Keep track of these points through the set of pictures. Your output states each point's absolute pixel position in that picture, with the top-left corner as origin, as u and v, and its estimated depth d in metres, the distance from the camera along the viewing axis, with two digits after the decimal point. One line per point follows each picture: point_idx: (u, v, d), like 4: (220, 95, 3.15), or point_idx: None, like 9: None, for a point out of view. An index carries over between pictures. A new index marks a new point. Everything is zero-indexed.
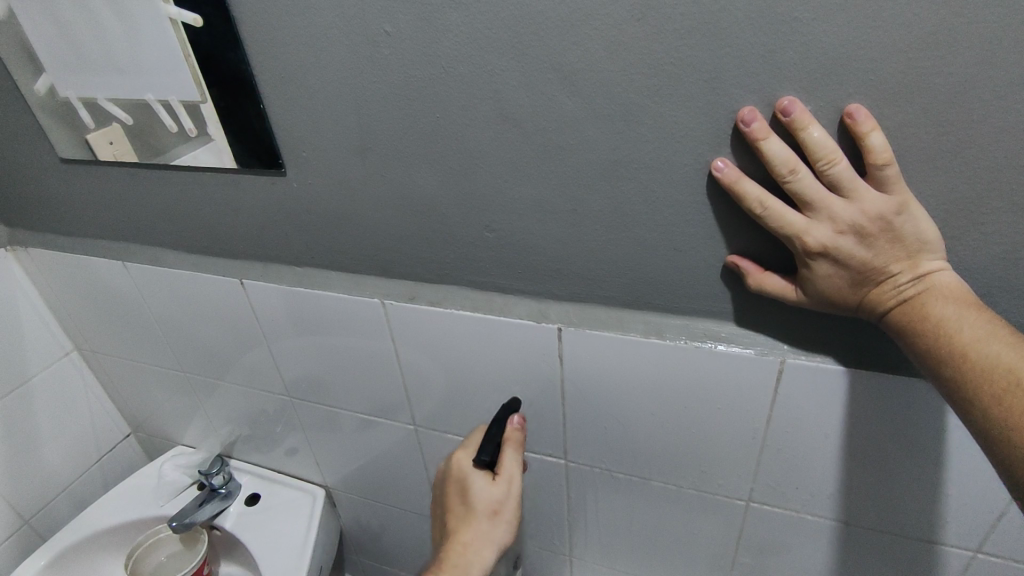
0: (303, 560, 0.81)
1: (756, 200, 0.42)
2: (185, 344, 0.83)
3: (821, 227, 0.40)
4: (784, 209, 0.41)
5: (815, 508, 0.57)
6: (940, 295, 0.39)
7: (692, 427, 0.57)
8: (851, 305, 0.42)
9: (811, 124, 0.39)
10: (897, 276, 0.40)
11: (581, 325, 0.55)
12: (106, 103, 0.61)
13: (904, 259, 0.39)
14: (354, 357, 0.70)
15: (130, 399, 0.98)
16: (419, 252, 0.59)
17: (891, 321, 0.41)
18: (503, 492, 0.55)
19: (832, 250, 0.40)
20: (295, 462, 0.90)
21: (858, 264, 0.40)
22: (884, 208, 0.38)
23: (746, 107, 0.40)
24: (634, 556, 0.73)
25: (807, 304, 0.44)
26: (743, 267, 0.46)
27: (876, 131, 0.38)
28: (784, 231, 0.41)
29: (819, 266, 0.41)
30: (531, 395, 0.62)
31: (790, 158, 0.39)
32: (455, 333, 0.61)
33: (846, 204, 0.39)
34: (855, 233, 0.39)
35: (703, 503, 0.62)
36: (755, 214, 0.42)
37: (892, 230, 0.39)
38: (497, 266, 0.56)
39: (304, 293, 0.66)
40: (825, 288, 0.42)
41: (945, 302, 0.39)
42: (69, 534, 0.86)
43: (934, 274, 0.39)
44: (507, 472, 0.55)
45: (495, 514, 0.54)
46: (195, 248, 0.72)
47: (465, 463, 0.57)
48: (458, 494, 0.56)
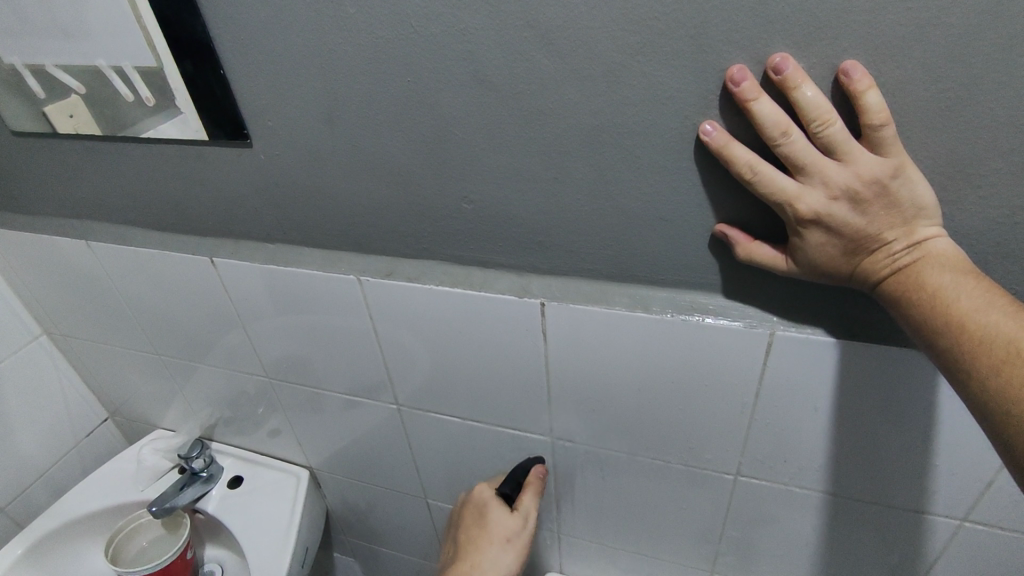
0: (287, 542, 0.80)
1: (746, 165, 0.39)
2: (159, 327, 0.80)
3: (814, 192, 0.38)
4: (776, 174, 0.39)
5: (803, 480, 0.57)
6: (936, 263, 0.37)
7: (680, 402, 0.55)
8: (843, 275, 0.41)
9: (804, 82, 0.36)
10: (892, 244, 0.38)
11: (565, 300, 0.53)
12: (56, 71, 0.57)
13: (899, 226, 0.38)
14: (334, 337, 0.67)
15: (105, 383, 0.95)
16: (396, 225, 0.56)
17: (885, 290, 0.40)
18: (518, 524, 0.61)
19: (824, 217, 0.38)
20: (278, 444, 0.89)
21: (852, 231, 0.38)
22: (880, 171, 0.36)
23: (735, 65, 0.38)
24: (621, 532, 0.73)
25: (798, 274, 0.43)
26: (731, 236, 0.44)
27: (872, 89, 0.36)
28: (775, 198, 0.39)
29: (812, 234, 0.40)
30: (516, 371, 0.60)
31: (782, 120, 0.37)
32: (435, 309, 0.58)
33: (841, 168, 0.37)
34: (849, 199, 0.37)
35: (691, 478, 0.62)
36: (744, 179, 0.40)
37: (888, 195, 0.37)
38: (477, 239, 0.54)
39: (278, 271, 0.63)
40: (817, 257, 0.41)
41: (941, 270, 0.37)
42: (47, 520, 0.85)
43: (931, 242, 0.38)
44: (524, 508, 0.62)
45: (507, 541, 0.60)
46: (163, 227, 0.69)
47: (488, 493, 0.64)
48: (475, 518, 0.63)
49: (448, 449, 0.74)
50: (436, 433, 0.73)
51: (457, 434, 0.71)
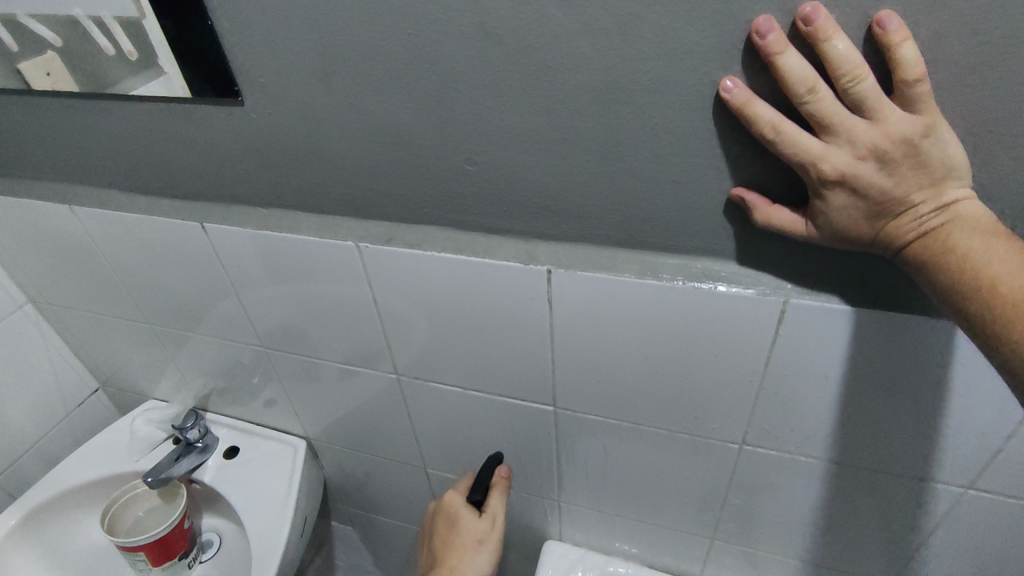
0: (286, 511, 0.80)
1: (769, 124, 0.37)
2: (149, 296, 0.78)
3: (839, 152, 0.36)
4: (802, 134, 0.37)
5: (809, 449, 0.56)
6: (965, 227, 0.36)
7: (687, 371, 0.55)
8: (866, 240, 0.39)
9: (837, 34, 0.34)
10: (919, 206, 0.37)
11: (573, 267, 0.52)
12: (29, 21, 0.54)
13: (927, 188, 0.36)
14: (330, 306, 0.66)
15: (94, 353, 0.93)
16: (395, 188, 0.54)
17: (910, 255, 0.38)
18: (488, 526, 0.67)
19: (851, 179, 0.37)
20: (274, 413, 0.87)
21: (879, 193, 0.37)
22: (911, 129, 0.35)
23: (761, 16, 0.36)
24: (623, 500, 0.73)
25: (817, 239, 0.41)
26: (748, 200, 0.43)
27: (908, 42, 0.34)
28: (799, 158, 0.37)
29: (835, 196, 0.38)
30: (519, 341, 0.59)
31: (810, 75, 0.35)
32: (437, 276, 0.57)
33: (870, 126, 0.35)
34: (877, 159, 0.36)
35: (696, 447, 0.61)
36: (766, 139, 0.38)
37: (917, 154, 0.35)
38: (482, 203, 0.52)
39: (271, 237, 0.61)
40: (839, 221, 0.39)
41: (970, 234, 0.36)
42: (40, 491, 0.83)
43: (960, 204, 0.36)
44: (493, 509, 0.68)
45: (481, 544, 0.66)
46: (150, 191, 0.66)
47: (457, 500, 0.69)
48: (448, 525, 0.69)
49: (448, 419, 0.73)
50: (436, 403, 0.72)
51: (458, 403, 0.70)
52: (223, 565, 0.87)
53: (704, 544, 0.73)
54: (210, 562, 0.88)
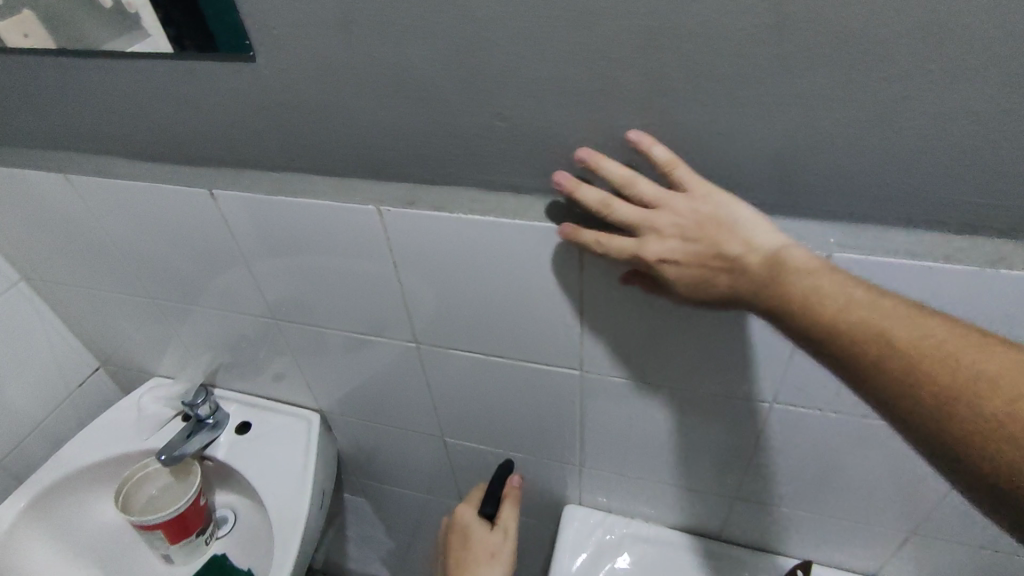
0: (304, 485, 0.79)
1: (610, 214, 0.45)
2: (152, 270, 0.75)
3: (655, 240, 0.44)
4: (626, 211, 0.45)
5: (839, 405, 0.56)
6: (786, 273, 0.41)
7: (721, 331, 0.54)
8: (721, 304, 0.44)
9: (653, 144, 0.43)
10: (740, 258, 0.42)
11: (606, 225, 0.50)
12: None
13: (738, 244, 0.42)
14: (347, 275, 0.64)
15: (94, 331, 0.90)
16: (418, 147, 0.51)
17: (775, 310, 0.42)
18: (500, 539, 0.73)
19: (667, 257, 0.44)
20: (285, 387, 0.86)
21: (699, 258, 0.43)
22: (692, 205, 0.43)
23: (584, 145, 0.46)
24: (646, 463, 0.73)
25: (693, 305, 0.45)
26: None
27: (655, 143, 0.43)
28: (630, 252, 0.45)
29: (669, 271, 0.44)
30: (546, 304, 0.58)
31: (621, 172, 0.44)
32: (462, 240, 0.55)
33: (665, 212, 0.43)
34: (678, 235, 0.43)
35: (724, 407, 0.61)
36: (603, 216, 0.46)
37: (711, 221, 0.42)
38: (510, 160, 0.49)
39: (285, 203, 0.58)
40: (690, 291, 0.45)
41: (805, 280, 0.40)
42: (47, 473, 0.81)
43: (776, 253, 0.41)
44: (504, 523, 0.74)
45: (493, 555, 0.71)
46: (153, 157, 0.63)
47: (469, 516, 0.76)
48: (461, 538, 0.75)
49: (468, 386, 0.72)
50: (456, 371, 0.71)
51: (479, 370, 0.69)
52: (239, 540, 0.86)
53: (726, 502, 0.74)
54: (226, 538, 0.87)
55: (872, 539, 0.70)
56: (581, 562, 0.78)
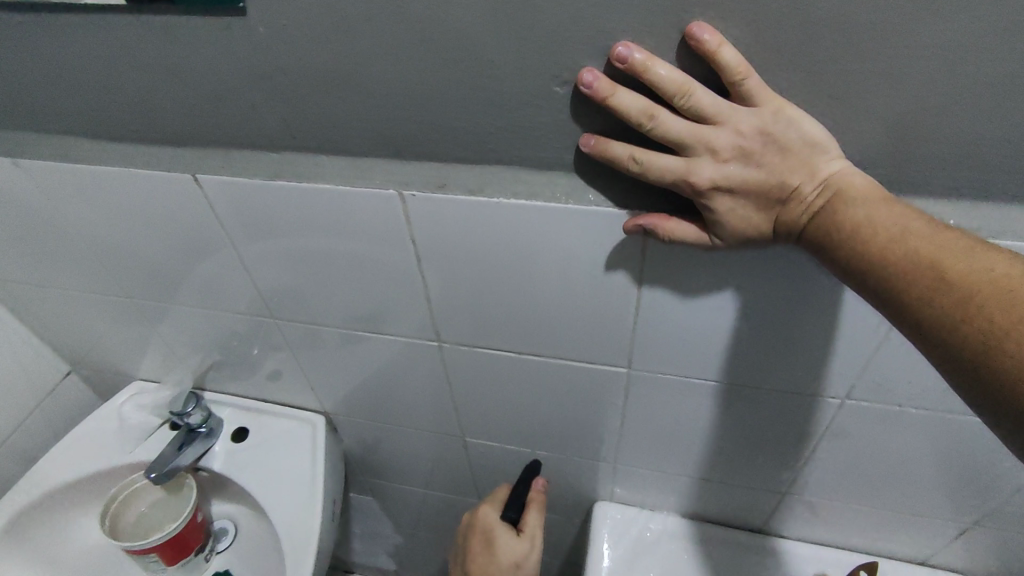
0: (314, 495, 0.72)
1: (655, 129, 0.35)
2: (128, 266, 0.66)
3: (708, 162, 0.36)
4: (676, 123, 0.35)
5: (921, 401, 0.51)
6: (851, 198, 0.35)
7: (799, 325, 0.47)
8: (767, 235, 0.39)
9: (723, 45, 0.33)
10: (800, 187, 0.36)
11: (677, 211, 0.42)
12: None
13: (800, 168, 0.35)
14: (360, 268, 0.55)
15: (62, 333, 0.81)
16: (451, 120, 0.43)
17: (827, 239, 0.36)
18: (526, 546, 0.64)
19: (721, 183, 0.36)
20: (285, 388, 0.78)
21: (756, 188, 0.36)
22: (760, 120, 0.34)
23: (622, 42, 0.35)
24: (689, 462, 0.67)
25: (730, 240, 0.40)
26: (645, 223, 0.41)
27: (725, 45, 0.33)
28: (672, 175, 0.37)
29: (718, 201, 0.37)
30: (595, 300, 0.50)
31: (680, 78, 0.34)
32: (499, 230, 0.47)
33: (724, 130, 0.34)
34: (739, 157, 0.35)
35: (788, 403, 0.55)
36: (644, 129, 0.36)
37: (775, 141, 0.35)
38: (565, 135, 0.41)
39: (288, 188, 0.50)
40: (737, 222, 0.38)
41: (863, 205, 0.35)
42: (19, 495, 0.72)
43: (837, 175, 0.35)
44: (531, 529, 0.65)
45: (518, 565, 0.62)
46: (123, 136, 0.53)
47: (492, 517, 0.66)
48: (481, 542, 0.65)
49: (494, 385, 0.65)
50: (481, 370, 0.64)
51: (509, 369, 0.62)
52: (242, 555, 0.79)
53: (775, 500, 0.68)
54: (227, 552, 0.80)
55: (932, 533, 0.66)
56: (610, 550, 0.74)
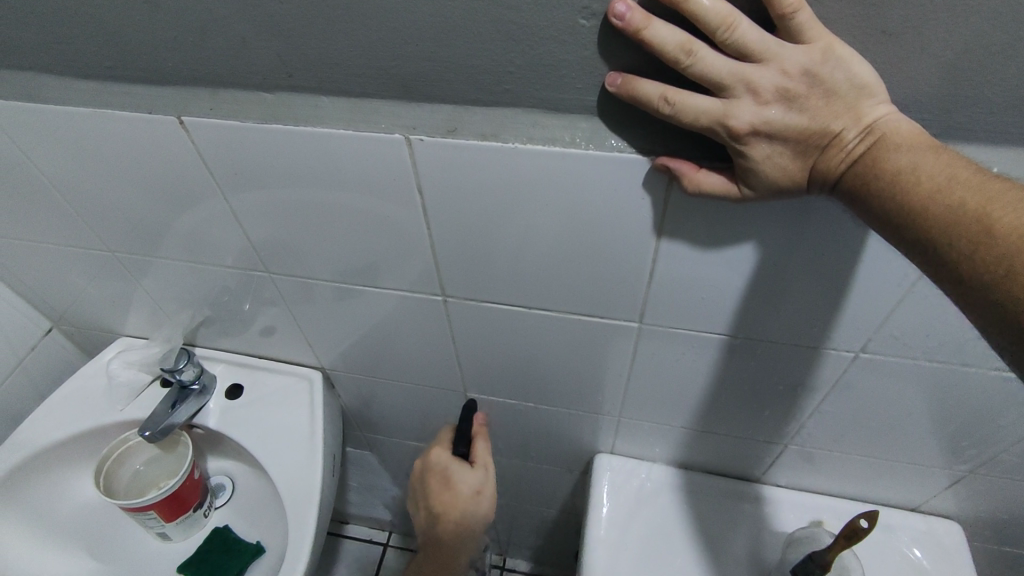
0: (314, 449, 0.72)
1: (693, 67, 0.33)
2: (108, 217, 0.62)
3: (748, 105, 0.32)
4: (716, 60, 0.32)
5: (937, 354, 0.50)
6: (897, 146, 0.32)
7: (821, 279, 0.46)
8: (802, 188, 0.36)
9: None
10: (843, 133, 0.33)
11: (704, 157, 0.40)
12: None
13: (844, 113, 0.32)
14: (361, 219, 0.52)
15: (41, 288, 0.77)
16: (465, 57, 0.39)
17: (868, 193, 0.33)
18: (482, 475, 0.66)
19: (760, 128, 0.33)
20: (280, 345, 0.76)
21: (797, 134, 0.33)
22: (807, 59, 0.31)
23: None
24: (694, 416, 0.67)
25: (761, 193, 0.37)
26: (673, 167, 0.39)
27: None
28: (706, 119, 0.34)
29: (754, 149, 0.34)
30: (611, 253, 0.48)
31: (725, 8, 0.31)
32: (514, 178, 0.44)
33: (768, 69, 0.32)
34: (780, 99, 0.32)
35: (802, 359, 0.54)
36: (680, 66, 0.33)
37: (820, 83, 0.32)
38: (589, 74, 0.38)
39: (284, 134, 0.46)
40: (771, 173, 0.35)
41: (911, 155, 0.32)
42: (8, 454, 0.70)
43: (884, 121, 0.32)
44: (483, 459, 0.68)
45: (478, 492, 0.66)
46: (96, 73, 0.49)
47: (444, 457, 0.67)
48: (441, 481, 0.66)
49: (499, 340, 0.64)
50: (487, 324, 0.62)
51: (516, 324, 0.60)
52: (241, 509, 0.79)
53: (776, 453, 0.69)
54: (226, 507, 0.80)
55: (929, 483, 0.67)
56: (610, 496, 0.74)
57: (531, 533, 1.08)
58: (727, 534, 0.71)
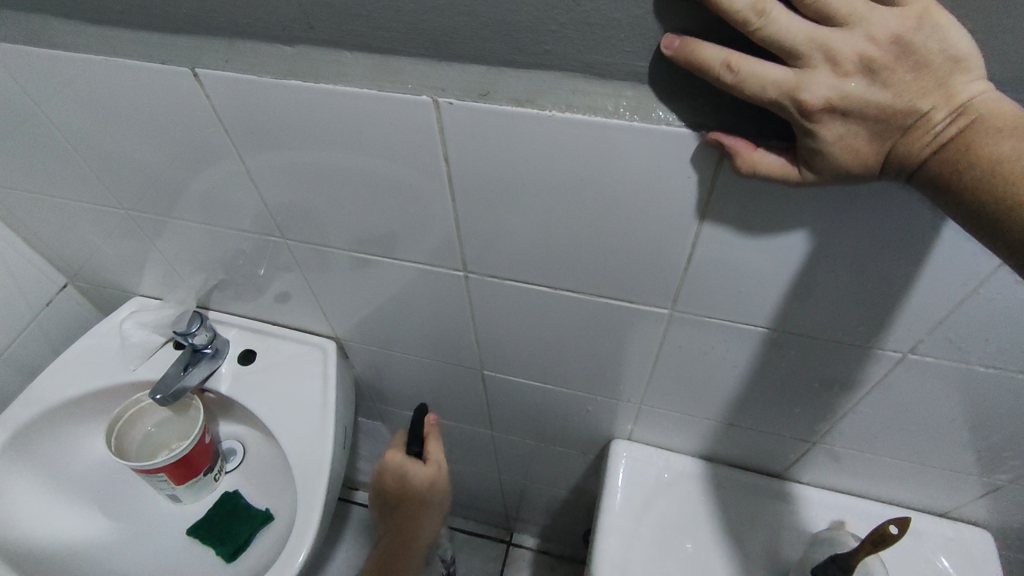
0: (326, 420, 0.70)
1: (764, 31, 0.29)
2: (121, 173, 0.59)
3: (825, 76, 0.29)
4: (791, 22, 0.28)
5: (993, 358, 0.47)
6: (993, 130, 0.29)
7: (876, 273, 0.42)
8: (875, 173, 0.32)
9: None
10: (931, 113, 0.29)
11: (764, 133, 0.36)
12: None
13: (935, 90, 0.29)
14: (382, 188, 0.50)
15: (55, 243, 0.75)
16: (503, 11, 0.36)
17: (956, 183, 0.30)
18: (434, 470, 0.74)
19: (836, 104, 0.29)
20: (295, 313, 0.74)
21: (878, 112, 0.29)
22: (899, 24, 0.27)
23: None
24: (718, 407, 0.64)
25: (823, 178, 0.33)
26: (727, 145, 0.35)
27: None
28: (773, 92, 0.30)
29: (826, 129, 0.30)
30: (648, 235, 0.45)
31: None
32: (548, 150, 0.41)
33: (850, 35, 0.28)
34: (864, 71, 0.28)
35: (843, 356, 0.51)
36: (748, 28, 0.29)
37: (911, 54, 0.28)
38: (642, 35, 0.35)
39: (305, 91, 0.43)
40: (842, 155, 0.31)
41: (1009, 143, 0.28)
42: (22, 409, 0.70)
43: (979, 101, 0.29)
44: (435, 457, 0.74)
45: (432, 483, 0.74)
46: (108, 17, 0.46)
47: (399, 458, 0.74)
48: (398, 477, 0.74)
49: (520, 321, 0.61)
50: (509, 304, 0.59)
51: (538, 305, 0.58)
52: (251, 475, 0.79)
53: (803, 450, 0.66)
54: (236, 472, 0.79)
55: (963, 489, 0.64)
56: (624, 482, 0.72)
57: (539, 511, 1.07)
58: (744, 528, 0.69)
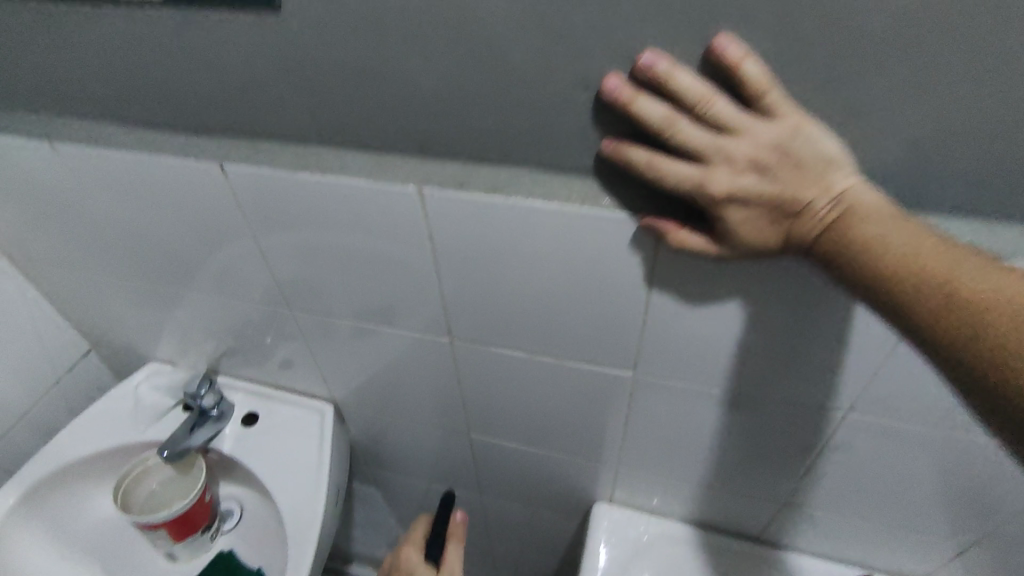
0: (319, 481, 0.74)
1: (676, 138, 0.36)
2: (150, 250, 0.67)
3: (725, 172, 0.36)
4: (695, 132, 0.36)
5: (925, 417, 0.51)
6: (865, 215, 0.35)
7: (805, 337, 0.48)
8: (779, 248, 0.39)
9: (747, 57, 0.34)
10: (814, 203, 0.36)
11: (691, 217, 0.43)
12: None
13: (814, 184, 0.35)
14: (376, 263, 0.57)
15: (83, 312, 0.83)
16: (474, 121, 0.44)
17: (842, 257, 0.36)
18: None
19: (736, 194, 0.36)
20: (297, 377, 0.79)
21: (771, 201, 0.36)
22: (778, 135, 0.35)
23: (646, 53, 0.36)
24: (689, 467, 0.67)
25: (739, 252, 0.40)
26: (660, 226, 0.42)
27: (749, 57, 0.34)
28: (688, 184, 0.37)
29: (731, 213, 0.37)
30: (606, 304, 0.51)
31: (703, 88, 0.35)
32: (515, 231, 0.48)
33: (742, 141, 0.35)
34: (755, 170, 0.36)
35: (792, 416, 0.56)
36: (663, 135, 0.37)
37: (791, 156, 0.35)
38: (585, 139, 0.43)
39: (312, 181, 0.51)
40: (749, 234, 0.38)
41: (880, 226, 0.35)
42: (38, 466, 0.75)
43: (852, 192, 0.35)
44: (451, 568, 0.70)
45: None
46: (154, 123, 0.55)
47: (414, 557, 0.69)
48: None
49: (501, 384, 0.66)
50: (490, 368, 0.65)
51: (516, 369, 0.63)
52: (247, 535, 0.81)
53: (774, 511, 0.69)
54: (232, 532, 0.82)
55: (931, 551, 0.66)
56: (607, 547, 0.75)
57: None
58: None
